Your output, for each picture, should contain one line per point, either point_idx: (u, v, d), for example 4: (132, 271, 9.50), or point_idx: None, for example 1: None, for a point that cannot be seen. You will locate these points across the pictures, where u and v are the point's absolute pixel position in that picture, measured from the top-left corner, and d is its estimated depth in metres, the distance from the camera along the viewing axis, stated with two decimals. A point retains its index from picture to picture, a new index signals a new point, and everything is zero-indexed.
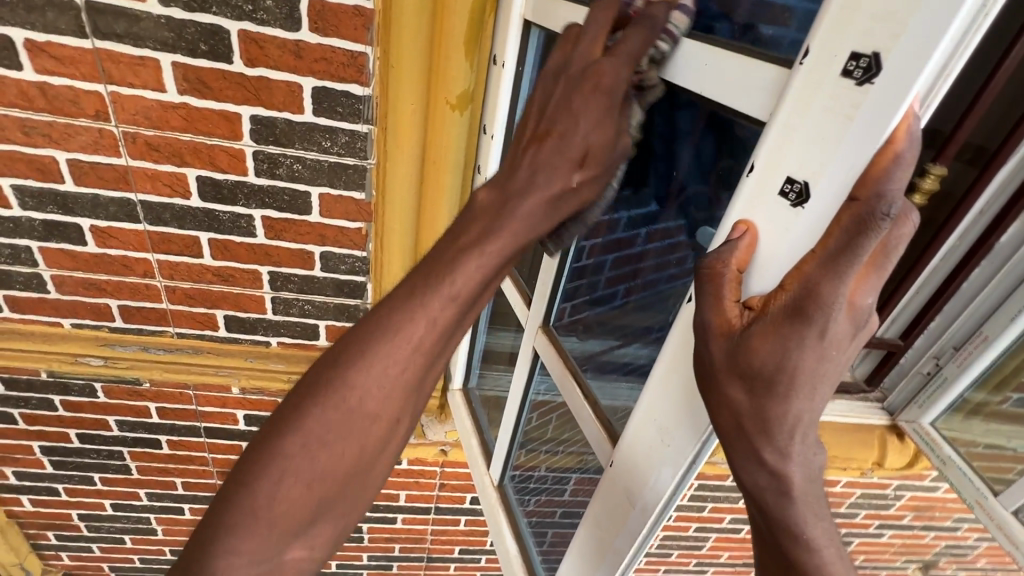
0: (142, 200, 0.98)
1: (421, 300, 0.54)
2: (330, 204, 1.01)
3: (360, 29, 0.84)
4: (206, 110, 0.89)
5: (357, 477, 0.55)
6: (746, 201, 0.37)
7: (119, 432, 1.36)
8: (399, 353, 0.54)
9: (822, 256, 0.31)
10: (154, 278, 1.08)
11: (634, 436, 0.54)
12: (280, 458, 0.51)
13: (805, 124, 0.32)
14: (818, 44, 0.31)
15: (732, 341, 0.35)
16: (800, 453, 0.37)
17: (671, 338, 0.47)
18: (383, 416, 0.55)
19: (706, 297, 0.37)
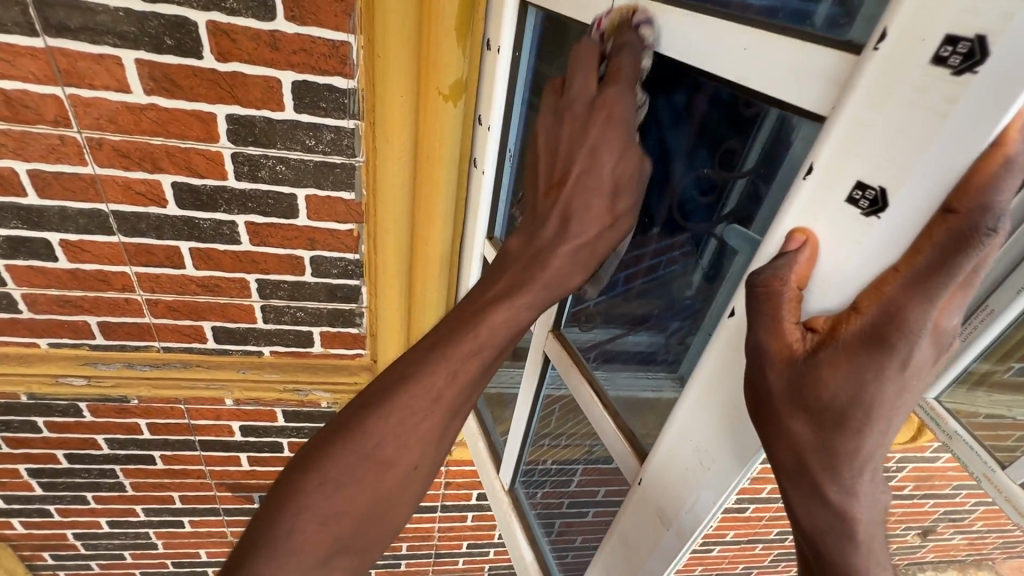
0: (114, 211, 0.91)
1: (442, 351, 0.53)
2: (318, 206, 0.95)
3: (341, 16, 0.78)
4: (176, 111, 0.82)
5: (373, 525, 0.52)
6: (804, 207, 0.33)
7: (109, 450, 1.31)
8: (421, 399, 0.52)
9: (908, 275, 0.27)
10: (133, 292, 1.01)
11: (667, 454, 0.51)
12: (299, 498, 0.49)
13: (885, 121, 0.28)
14: (900, 25, 0.27)
15: (797, 369, 0.32)
16: (868, 492, 0.33)
17: (710, 354, 0.43)
18: (401, 464, 0.53)
19: (762, 320, 0.33)
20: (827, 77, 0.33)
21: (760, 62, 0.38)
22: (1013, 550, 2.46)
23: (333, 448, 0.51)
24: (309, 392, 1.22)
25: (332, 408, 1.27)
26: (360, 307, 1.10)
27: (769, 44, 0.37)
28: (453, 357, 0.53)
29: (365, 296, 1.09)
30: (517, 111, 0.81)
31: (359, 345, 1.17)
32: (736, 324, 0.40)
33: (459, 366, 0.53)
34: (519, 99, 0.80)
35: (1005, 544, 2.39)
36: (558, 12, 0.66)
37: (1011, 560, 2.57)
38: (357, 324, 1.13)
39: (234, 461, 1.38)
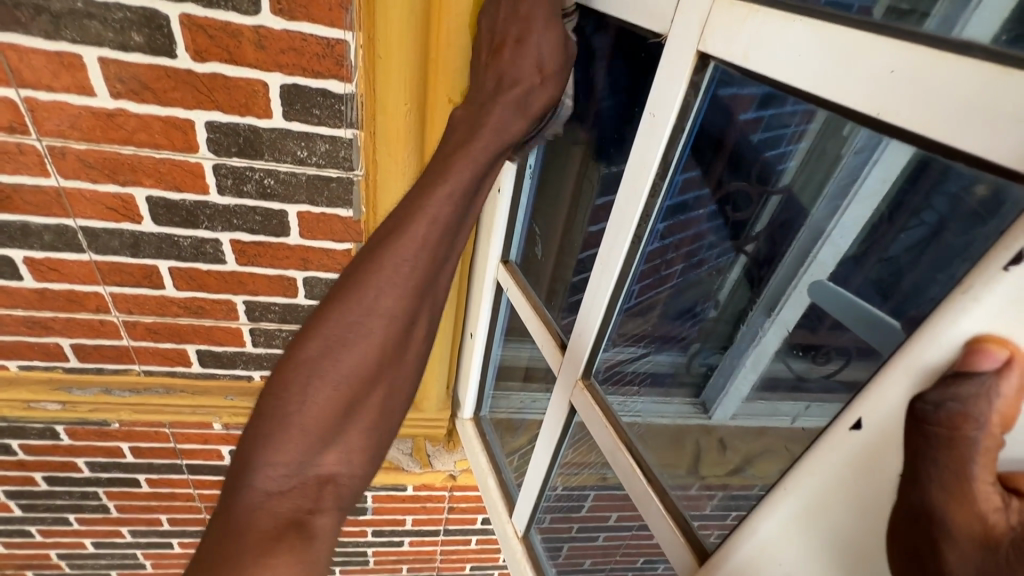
0: (83, 226, 0.81)
1: (442, 178, 0.52)
2: (311, 223, 0.84)
3: (337, 9, 0.67)
4: (147, 117, 0.72)
5: (381, 386, 0.49)
6: (1005, 312, 0.24)
7: (91, 473, 1.22)
8: (409, 252, 0.50)
9: None
10: (109, 313, 0.92)
11: (741, 570, 0.41)
12: (304, 365, 0.46)
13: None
14: None
15: (1004, 558, 0.23)
16: None
17: (818, 470, 0.34)
18: (400, 319, 0.50)
19: (938, 472, 0.25)
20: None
21: (921, 91, 0.28)
22: None
23: (331, 309, 0.48)
24: None
25: None
26: None
27: (940, 67, 0.27)
28: (436, 202, 0.51)
29: None
30: None
31: None
32: (864, 443, 0.30)
33: (441, 211, 0.51)
34: None
35: None
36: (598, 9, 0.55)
37: None
38: None
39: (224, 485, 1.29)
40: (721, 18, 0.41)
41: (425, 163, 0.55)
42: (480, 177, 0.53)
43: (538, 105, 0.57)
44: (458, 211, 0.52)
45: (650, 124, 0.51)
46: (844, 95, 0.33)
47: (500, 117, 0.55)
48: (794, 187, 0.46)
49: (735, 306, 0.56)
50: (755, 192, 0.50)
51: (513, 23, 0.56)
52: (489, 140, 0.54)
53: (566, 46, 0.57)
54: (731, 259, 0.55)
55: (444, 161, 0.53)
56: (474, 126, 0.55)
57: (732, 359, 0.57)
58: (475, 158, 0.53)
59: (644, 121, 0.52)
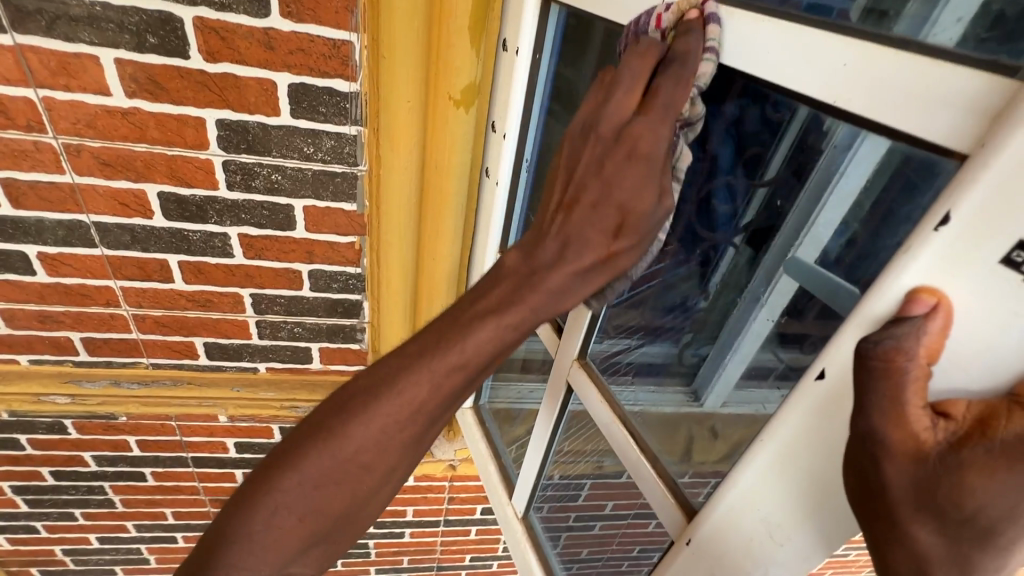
0: (96, 222, 0.84)
1: (460, 339, 0.45)
2: (317, 217, 0.88)
3: (342, 12, 0.70)
4: (161, 115, 0.75)
5: (347, 523, 0.48)
6: (934, 266, 0.29)
7: (97, 467, 1.24)
8: (400, 411, 0.45)
9: None
10: (119, 306, 0.95)
11: (725, 519, 0.45)
12: (276, 494, 0.44)
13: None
14: None
15: (934, 467, 0.28)
16: None
17: (787, 419, 0.38)
18: (381, 470, 0.47)
19: (877, 398, 0.30)
20: (967, 105, 0.28)
21: (867, 82, 0.33)
22: None
23: (316, 441, 0.45)
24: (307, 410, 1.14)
25: None
26: (362, 322, 1.04)
27: (882, 60, 0.32)
28: (440, 365, 0.45)
29: (367, 311, 1.02)
30: (533, 120, 0.75)
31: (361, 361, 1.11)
32: (827, 389, 0.35)
33: (445, 377, 0.45)
34: (538, 109, 0.75)
35: None
36: (589, 11, 0.60)
37: None
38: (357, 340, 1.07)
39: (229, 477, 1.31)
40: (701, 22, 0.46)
41: (464, 315, 0.46)
42: (507, 343, 0.46)
43: (602, 277, 0.46)
44: (465, 381, 0.46)
45: None
46: (803, 87, 0.37)
47: (553, 287, 0.46)
48: (777, 180, 0.49)
49: (723, 295, 0.59)
50: (741, 184, 0.54)
51: (592, 183, 0.45)
52: (529, 312, 0.45)
53: (656, 211, 0.45)
54: (719, 250, 0.58)
55: (485, 319, 0.45)
56: (521, 287, 0.46)
57: (722, 349, 0.59)
58: (505, 322, 0.45)
59: None
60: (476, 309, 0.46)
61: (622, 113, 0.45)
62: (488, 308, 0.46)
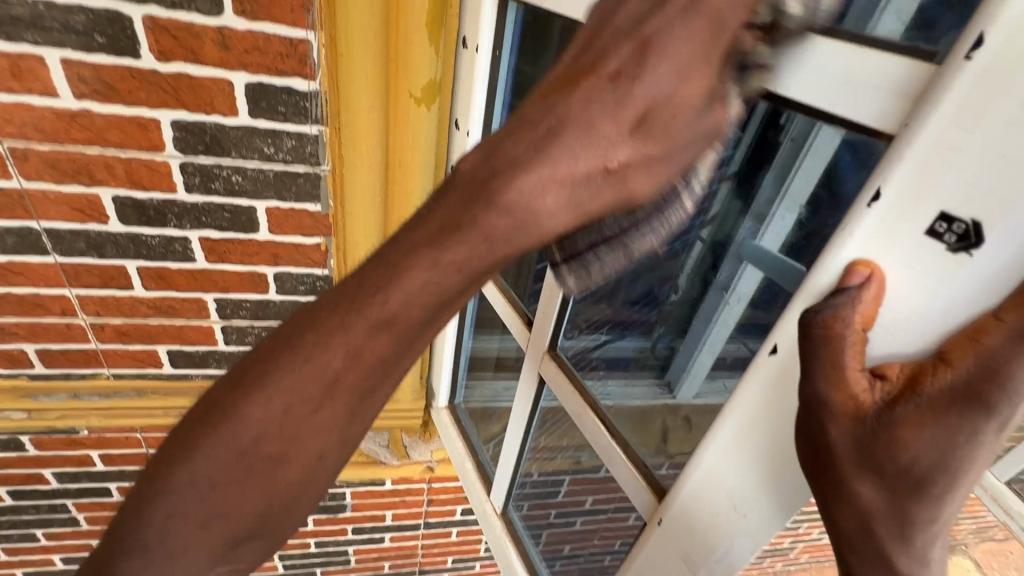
0: (48, 228, 0.81)
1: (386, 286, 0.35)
2: (280, 219, 0.86)
3: (298, 10, 0.69)
4: (113, 116, 0.73)
5: (273, 520, 0.39)
6: (869, 239, 0.29)
7: (59, 484, 1.20)
8: (310, 384, 0.36)
9: (1016, 327, 0.24)
10: (76, 316, 0.92)
11: (694, 496, 0.46)
12: (175, 485, 0.36)
13: (979, 142, 0.24)
14: (1004, 31, 0.23)
15: (869, 426, 0.28)
16: (941, 562, 0.29)
17: (745, 394, 0.39)
18: (302, 456, 0.37)
19: (820, 366, 0.30)
20: (892, 90, 0.29)
21: (803, 65, 0.34)
22: (987, 533, 2.54)
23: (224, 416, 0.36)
24: None
25: None
26: None
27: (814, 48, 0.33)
28: (358, 321, 0.35)
29: None
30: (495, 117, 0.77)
31: None
32: (778, 363, 0.36)
33: (368, 340, 0.35)
34: (498, 107, 0.76)
35: (979, 529, 2.49)
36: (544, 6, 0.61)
37: (984, 544, 2.65)
38: None
39: None
40: None
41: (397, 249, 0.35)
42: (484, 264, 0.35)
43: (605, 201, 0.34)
44: (397, 343, 0.36)
45: None
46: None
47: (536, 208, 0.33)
48: (740, 173, 0.49)
49: (693, 287, 0.58)
50: (705, 177, 0.53)
51: (622, 56, 0.33)
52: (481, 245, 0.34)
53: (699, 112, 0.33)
54: (687, 244, 0.57)
55: (416, 257, 0.34)
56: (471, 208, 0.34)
57: (692, 341, 0.58)
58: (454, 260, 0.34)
59: None
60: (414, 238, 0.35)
61: None
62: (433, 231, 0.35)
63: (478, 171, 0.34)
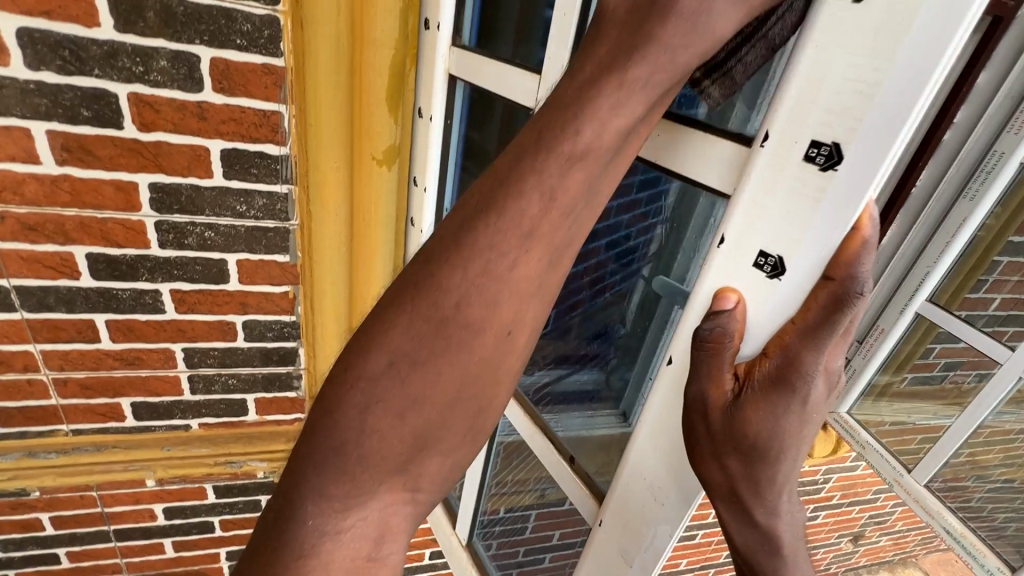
0: (18, 286, 0.84)
1: (503, 202, 0.38)
2: (251, 270, 0.92)
3: (272, 87, 0.78)
4: (93, 180, 0.79)
5: (459, 412, 0.42)
6: (723, 270, 0.40)
7: (3, 553, 1.15)
8: (441, 314, 0.40)
9: (802, 328, 0.35)
10: (38, 372, 0.93)
11: (624, 494, 0.54)
12: (361, 381, 0.40)
13: (775, 201, 0.36)
14: (780, 130, 0.35)
15: (726, 410, 0.38)
16: (788, 509, 0.40)
17: (655, 398, 0.48)
18: (494, 326, 0.40)
19: (706, 367, 0.39)
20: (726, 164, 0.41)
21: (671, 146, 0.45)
22: (932, 544, 2.69)
23: (397, 311, 0.40)
24: (244, 463, 1.14)
25: (269, 478, 1.19)
26: (298, 369, 1.07)
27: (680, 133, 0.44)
28: (476, 262, 0.39)
29: (303, 358, 1.05)
30: (448, 176, 0.87)
31: (298, 408, 1.13)
32: (675, 371, 0.46)
33: (541, 216, 0.38)
34: (451, 166, 0.87)
35: (924, 539, 2.64)
36: (484, 87, 0.73)
37: (931, 554, 2.79)
38: (294, 388, 1.09)
39: (156, 548, 1.25)
40: None
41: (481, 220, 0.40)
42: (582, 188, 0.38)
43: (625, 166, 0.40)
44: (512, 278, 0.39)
45: None
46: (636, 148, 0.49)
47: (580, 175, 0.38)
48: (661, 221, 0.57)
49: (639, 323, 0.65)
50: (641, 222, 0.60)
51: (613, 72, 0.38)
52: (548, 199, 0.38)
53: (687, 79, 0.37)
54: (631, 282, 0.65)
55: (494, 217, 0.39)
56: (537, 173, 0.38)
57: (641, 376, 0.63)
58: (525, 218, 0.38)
59: None
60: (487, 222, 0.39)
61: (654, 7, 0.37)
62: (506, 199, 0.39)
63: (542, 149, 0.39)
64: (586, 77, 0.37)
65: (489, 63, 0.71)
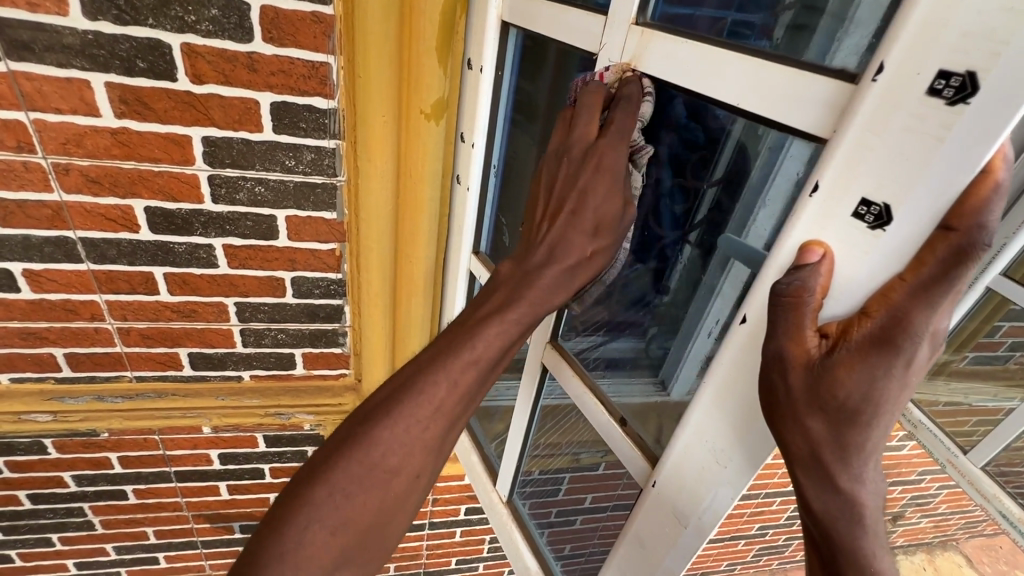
0: (83, 237, 0.88)
1: (427, 380, 0.53)
2: (299, 226, 0.93)
3: (320, 36, 0.77)
4: (149, 133, 0.80)
5: (375, 537, 0.52)
6: (812, 223, 0.37)
7: (77, 487, 1.24)
8: (424, 411, 0.52)
9: (913, 284, 0.32)
10: (103, 320, 0.97)
11: (682, 456, 0.53)
12: (305, 508, 0.49)
13: (884, 143, 0.32)
14: (896, 60, 0.30)
15: (815, 370, 0.36)
16: (873, 477, 0.38)
17: (723, 357, 0.46)
18: (406, 473, 0.53)
19: (785, 325, 0.37)
20: (825, 104, 0.37)
21: (758, 86, 0.42)
22: (975, 528, 2.61)
23: (335, 462, 0.51)
24: (292, 415, 1.19)
25: (316, 430, 1.24)
26: (344, 326, 1.09)
27: (766, 74, 0.41)
28: (456, 363, 0.53)
29: (348, 315, 1.07)
30: (497, 130, 0.85)
31: (343, 364, 1.16)
32: (748, 330, 0.43)
33: (460, 374, 0.53)
34: (501, 119, 0.84)
35: (967, 523, 2.56)
36: (541, 33, 0.69)
37: (974, 539, 2.70)
38: (340, 344, 1.12)
39: (212, 490, 1.33)
40: (635, 43, 0.54)
41: (467, 323, 0.56)
42: (498, 348, 0.55)
43: (585, 274, 0.57)
44: (479, 375, 0.54)
45: None
46: (714, 92, 0.46)
47: (549, 282, 0.56)
48: (727, 181, 0.53)
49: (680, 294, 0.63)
50: (691, 185, 0.58)
51: (554, 203, 0.58)
52: (528, 308, 0.55)
53: (625, 212, 0.56)
54: (676, 249, 0.62)
55: (488, 320, 0.55)
56: (516, 288, 0.56)
57: (686, 340, 0.61)
58: (510, 320, 0.55)
59: None
60: (478, 314, 0.56)
61: (588, 137, 0.55)
62: (490, 311, 0.56)
63: (513, 271, 0.58)
64: (565, 189, 0.56)
65: (547, 6, 0.67)
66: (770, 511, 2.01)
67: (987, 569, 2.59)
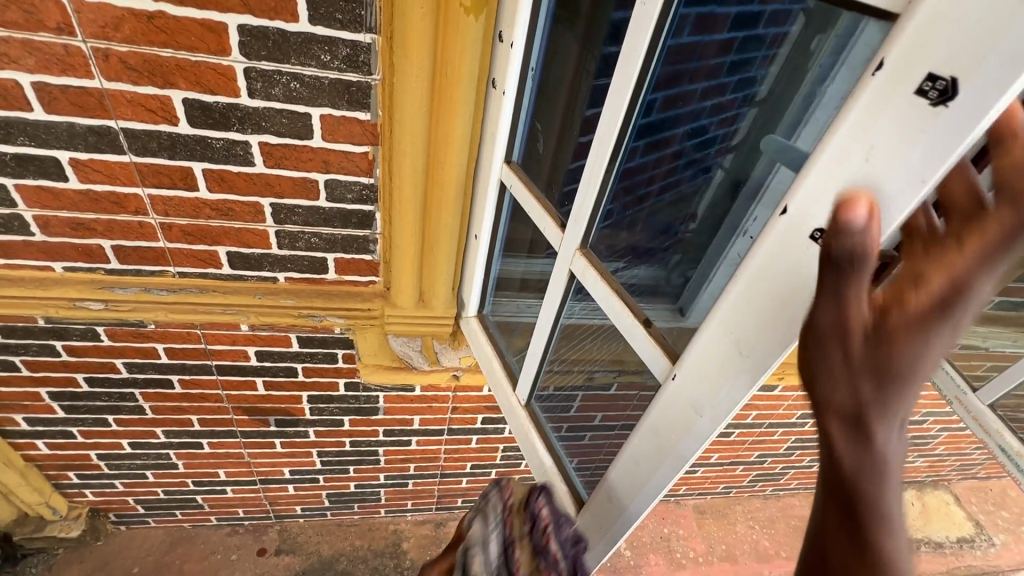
0: (124, 128, 0.89)
1: None
2: (333, 126, 0.93)
3: None
4: (185, 20, 0.79)
5: None
6: (869, 104, 0.36)
7: (129, 374, 1.35)
8: None
9: (979, 251, 0.33)
10: (147, 215, 1.01)
11: (705, 348, 0.56)
12: None
13: (962, 10, 0.31)
14: None
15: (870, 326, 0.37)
16: (898, 443, 0.40)
17: (762, 252, 0.47)
18: None
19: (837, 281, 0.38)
20: None
21: None
22: (967, 470, 2.71)
23: None
24: (323, 318, 1.24)
25: (346, 334, 1.31)
26: (375, 233, 1.11)
27: None
28: None
29: (379, 222, 1.09)
30: (537, 28, 0.81)
31: (372, 272, 1.20)
32: (788, 222, 0.44)
33: None
34: (541, 17, 0.81)
35: (961, 465, 2.65)
36: None
37: (965, 481, 2.80)
38: (370, 252, 1.15)
39: (250, 385, 1.43)
40: None
41: None
42: None
43: None
44: None
45: (640, 15, 0.60)
46: None
47: None
48: (767, 99, 0.57)
49: (708, 217, 0.67)
50: (730, 107, 0.62)
51: None
52: None
53: None
54: (709, 173, 0.67)
55: None
56: None
57: (725, 240, 0.62)
58: None
59: (636, 9, 0.60)
60: None
61: None
62: None
63: None
64: None
65: None
66: (771, 440, 2.10)
67: (973, 508, 2.71)
